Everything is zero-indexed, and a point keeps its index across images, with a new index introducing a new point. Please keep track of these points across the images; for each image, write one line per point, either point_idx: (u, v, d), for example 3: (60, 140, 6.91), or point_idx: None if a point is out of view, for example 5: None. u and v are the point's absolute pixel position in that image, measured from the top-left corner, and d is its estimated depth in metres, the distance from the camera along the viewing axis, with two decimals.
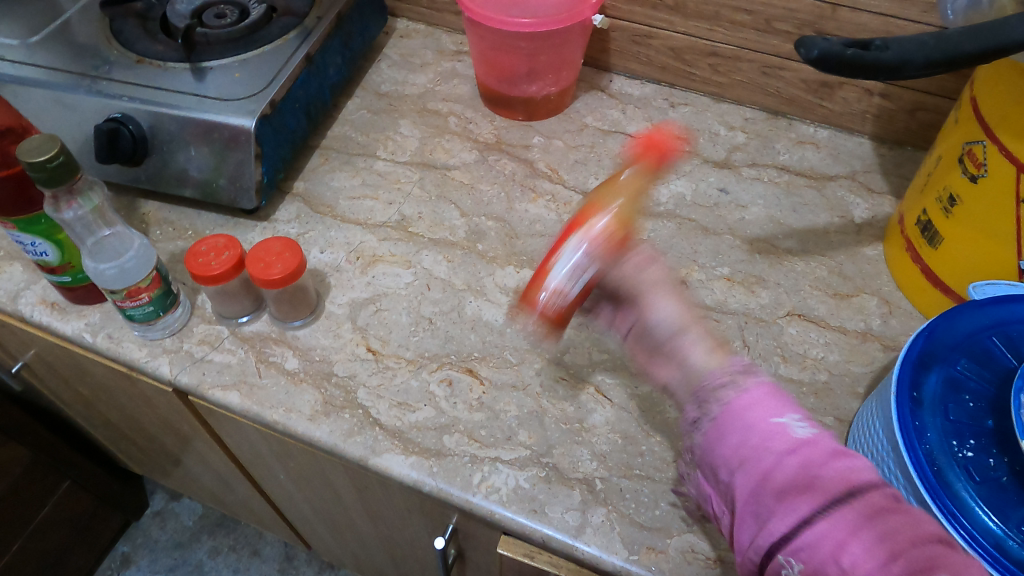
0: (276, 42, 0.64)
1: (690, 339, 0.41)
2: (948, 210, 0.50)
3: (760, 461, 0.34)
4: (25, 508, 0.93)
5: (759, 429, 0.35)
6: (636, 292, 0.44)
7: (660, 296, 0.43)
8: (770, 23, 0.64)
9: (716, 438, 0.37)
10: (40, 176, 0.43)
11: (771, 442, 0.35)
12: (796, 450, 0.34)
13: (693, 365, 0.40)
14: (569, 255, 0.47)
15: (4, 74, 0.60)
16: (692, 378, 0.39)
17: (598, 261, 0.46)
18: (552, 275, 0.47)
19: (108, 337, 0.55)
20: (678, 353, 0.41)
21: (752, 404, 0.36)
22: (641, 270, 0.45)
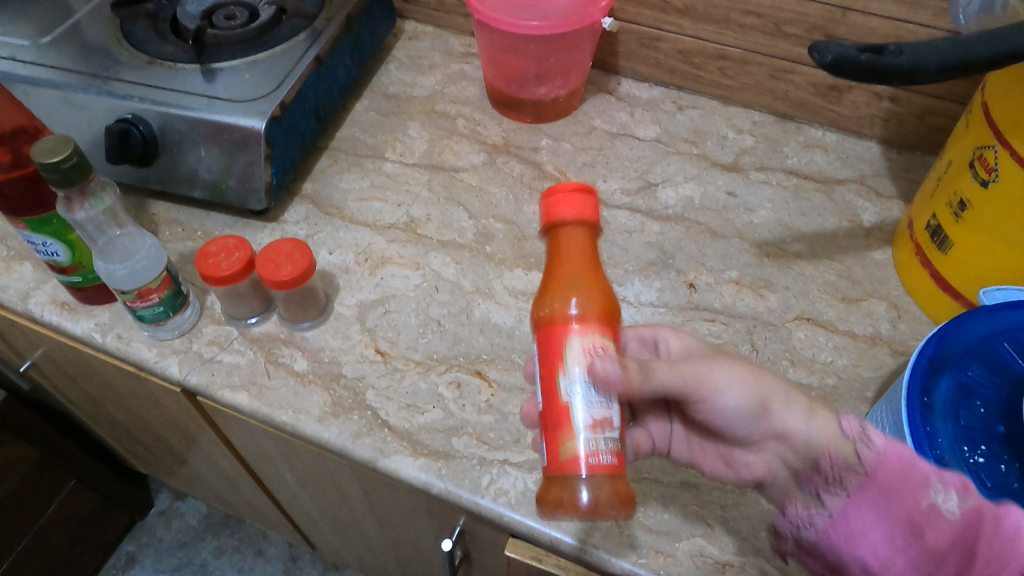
0: (286, 44, 0.64)
1: (775, 408, 0.40)
2: (958, 215, 0.50)
3: (907, 550, 0.34)
4: (30, 507, 0.93)
5: (895, 513, 0.35)
6: (692, 385, 0.39)
7: (720, 365, 0.40)
8: (780, 27, 0.64)
9: (845, 531, 0.36)
10: (53, 176, 0.43)
11: (915, 529, 0.34)
12: (942, 530, 0.33)
13: (793, 431, 0.39)
14: (577, 369, 0.37)
15: (15, 74, 0.60)
16: (799, 445, 0.39)
17: (627, 377, 0.37)
18: (580, 414, 0.37)
19: (118, 337, 0.55)
20: (770, 431, 0.40)
21: (897, 467, 0.35)
22: (679, 372, 0.39)
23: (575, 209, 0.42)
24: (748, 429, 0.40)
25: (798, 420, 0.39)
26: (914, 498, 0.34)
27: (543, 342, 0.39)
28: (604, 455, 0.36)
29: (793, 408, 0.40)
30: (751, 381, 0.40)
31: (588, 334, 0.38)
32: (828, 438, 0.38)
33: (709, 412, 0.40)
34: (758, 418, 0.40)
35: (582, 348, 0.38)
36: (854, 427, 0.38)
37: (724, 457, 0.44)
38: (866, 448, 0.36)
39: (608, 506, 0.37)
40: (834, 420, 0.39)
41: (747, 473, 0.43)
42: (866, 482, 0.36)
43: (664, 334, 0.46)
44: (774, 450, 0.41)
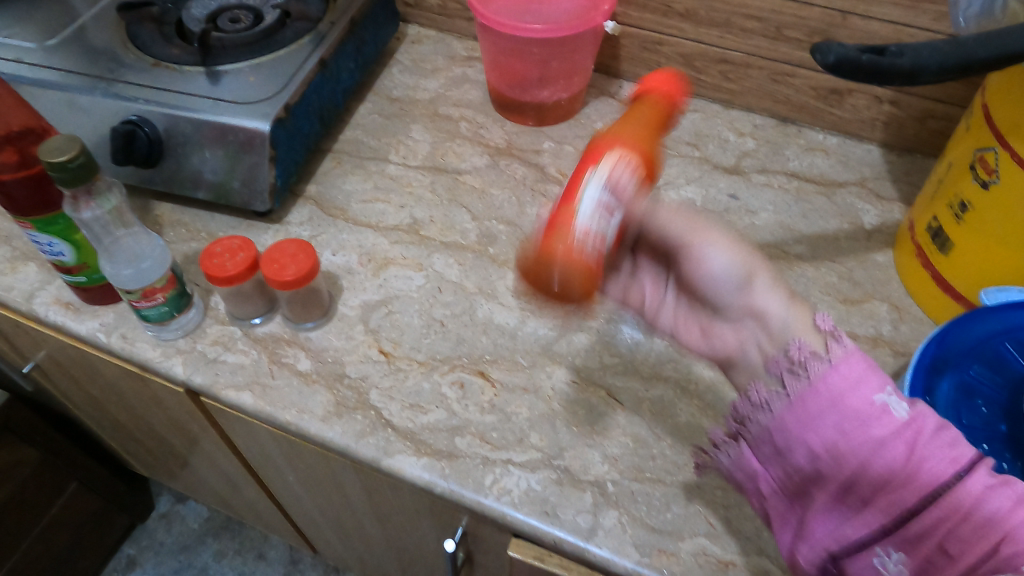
0: (290, 47, 0.65)
1: (757, 284, 0.36)
2: (959, 216, 0.51)
3: (857, 449, 0.32)
4: (31, 508, 0.93)
5: (846, 412, 0.32)
6: (681, 242, 0.37)
7: (705, 228, 0.37)
8: (781, 30, 0.65)
9: (795, 420, 0.34)
10: (61, 176, 0.43)
11: (866, 425, 0.32)
12: (887, 436, 0.32)
13: (772, 314, 0.35)
14: (594, 189, 0.38)
15: (21, 76, 0.60)
16: (775, 330, 0.35)
17: (632, 194, 0.39)
18: (585, 206, 0.37)
19: (122, 337, 0.55)
20: (749, 309, 0.36)
21: (847, 378, 0.33)
22: (673, 217, 0.38)
23: (659, 79, 0.46)
24: (730, 301, 0.37)
25: (779, 306, 0.35)
26: (867, 395, 0.32)
27: (585, 161, 0.40)
28: (600, 244, 0.37)
29: (773, 296, 0.36)
30: (742, 250, 0.36)
31: (614, 163, 0.39)
32: (800, 329, 0.35)
33: (695, 266, 0.37)
34: (739, 289, 0.36)
35: (608, 169, 0.39)
36: (826, 324, 0.35)
37: (702, 325, 0.40)
38: (836, 343, 0.34)
39: (578, 287, 0.37)
40: (806, 316, 0.36)
41: (728, 347, 0.38)
42: (827, 374, 0.33)
43: (660, 211, 0.39)
44: (751, 331, 0.37)
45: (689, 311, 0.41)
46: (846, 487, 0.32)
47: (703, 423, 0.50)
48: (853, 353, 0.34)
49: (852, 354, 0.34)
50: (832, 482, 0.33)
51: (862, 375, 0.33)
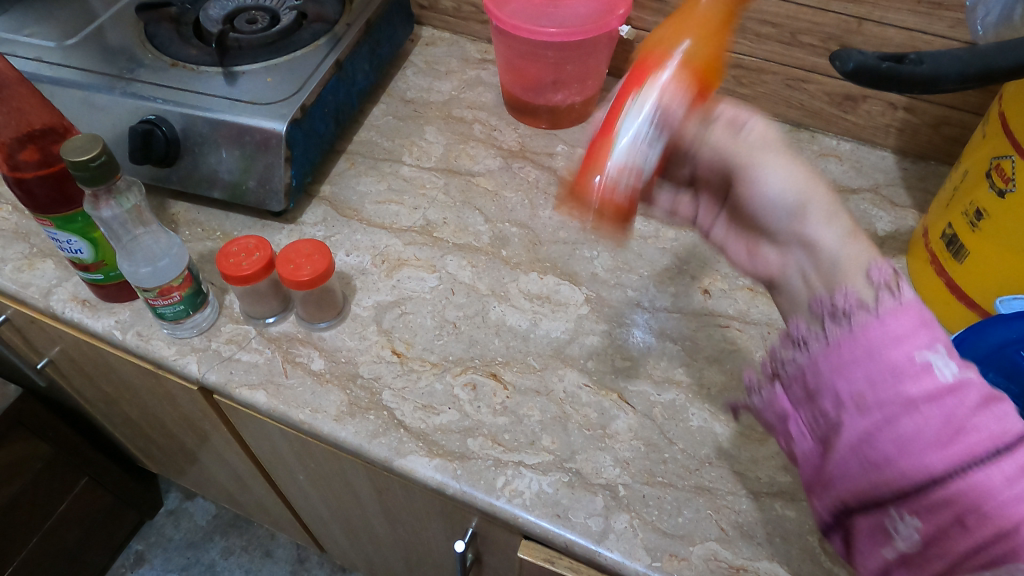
0: (307, 48, 0.65)
1: (806, 217, 0.33)
2: (975, 224, 0.50)
3: (882, 399, 0.29)
4: (42, 502, 0.94)
5: (880, 367, 0.29)
6: (733, 168, 0.36)
7: (751, 168, 0.35)
8: (796, 36, 0.65)
9: (827, 366, 0.31)
10: (82, 174, 0.44)
11: (897, 382, 0.29)
12: (925, 387, 0.28)
13: (823, 246, 0.33)
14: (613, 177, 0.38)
15: (42, 75, 0.61)
16: (824, 263, 0.33)
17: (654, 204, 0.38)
18: (596, 232, 0.40)
19: (138, 334, 0.56)
20: (796, 236, 0.34)
21: (898, 330, 0.30)
22: (734, 150, 0.36)
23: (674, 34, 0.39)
24: (781, 224, 0.34)
25: (833, 236, 0.33)
26: (908, 351, 0.29)
27: (632, 81, 0.40)
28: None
29: (832, 227, 0.33)
30: (796, 179, 0.34)
31: (666, 93, 0.38)
32: (848, 278, 0.32)
33: (748, 194, 0.35)
34: (793, 219, 0.34)
35: (659, 87, 0.38)
36: (883, 275, 0.31)
37: (746, 245, 0.38)
38: (888, 295, 0.31)
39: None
40: (861, 261, 0.32)
41: (775, 267, 0.36)
42: (869, 325, 0.30)
43: (737, 119, 0.36)
44: (796, 258, 0.35)
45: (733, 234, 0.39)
46: (870, 442, 0.29)
47: (715, 429, 0.50)
48: (911, 304, 0.30)
49: (908, 305, 0.30)
50: (848, 434, 0.30)
51: (913, 325, 0.30)
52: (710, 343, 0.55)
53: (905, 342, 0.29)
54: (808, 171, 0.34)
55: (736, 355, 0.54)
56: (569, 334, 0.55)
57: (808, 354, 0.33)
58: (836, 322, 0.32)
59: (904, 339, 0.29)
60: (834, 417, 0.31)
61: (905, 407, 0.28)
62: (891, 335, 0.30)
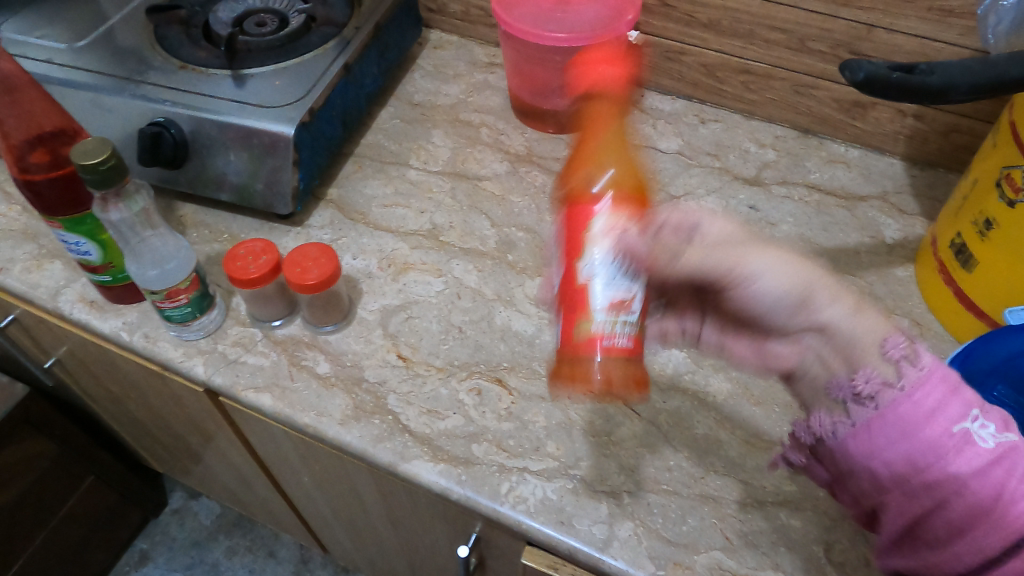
0: (315, 51, 0.65)
1: (815, 303, 0.35)
2: (984, 233, 0.50)
3: (929, 483, 0.32)
4: (47, 500, 0.94)
5: (919, 445, 0.32)
6: (721, 276, 0.36)
7: (749, 247, 0.36)
8: (805, 42, 0.65)
9: (863, 449, 0.34)
10: (91, 178, 0.44)
11: (937, 463, 0.32)
12: (969, 464, 0.31)
13: (836, 325, 0.35)
14: (601, 258, 0.38)
15: (52, 76, 0.62)
16: (840, 342, 0.35)
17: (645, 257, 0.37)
18: (598, 295, 0.37)
19: (145, 336, 0.56)
20: (812, 323, 0.36)
21: (930, 404, 0.33)
22: (713, 255, 0.36)
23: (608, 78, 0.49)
24: (791, 320, 0.37)
25: (842, 312, 0.35)
26: (942, 427, 0.32)
27: (584, 157, 0.48)
28: (620, 338, 0.37)
29: (835, 304, 0.35)
30: (794, 270, 0.35)
31: (614, 219, 0.38)
32: (869, 359, 0.34)
33: (745, 292, 0.37)
34: (798, 306, 0.36)
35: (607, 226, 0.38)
36: (899, 346, 0.34)
37: (758, 344, 0.41)
38: (910, 367, 0.33)
39: (624, 387, 0.37)
40: (879, 334, 0.35)
41: (766, 348, 0.40)
42: (898, 402, 0.33)
43: (703, 218, 0.37)
44: (810, 343, 0.37)
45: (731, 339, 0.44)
46: (920, 522, 0.33)
47: (721, 437, 0.50)
48: (932, 368, 0.33)
49: (926, 373, 0.33)
50: (899, 515, 0.34)
51: (945, 401, 0.33)
52: None
53: (938, 418, 0.32)
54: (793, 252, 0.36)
55: None
56: None
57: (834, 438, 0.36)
58: (868, 401, 0.34)
59: (936, 415, 0.32)
60: (881, 494, 0.34)
61: (957, 487, 0.32)
62: (931, 415, 0.32)
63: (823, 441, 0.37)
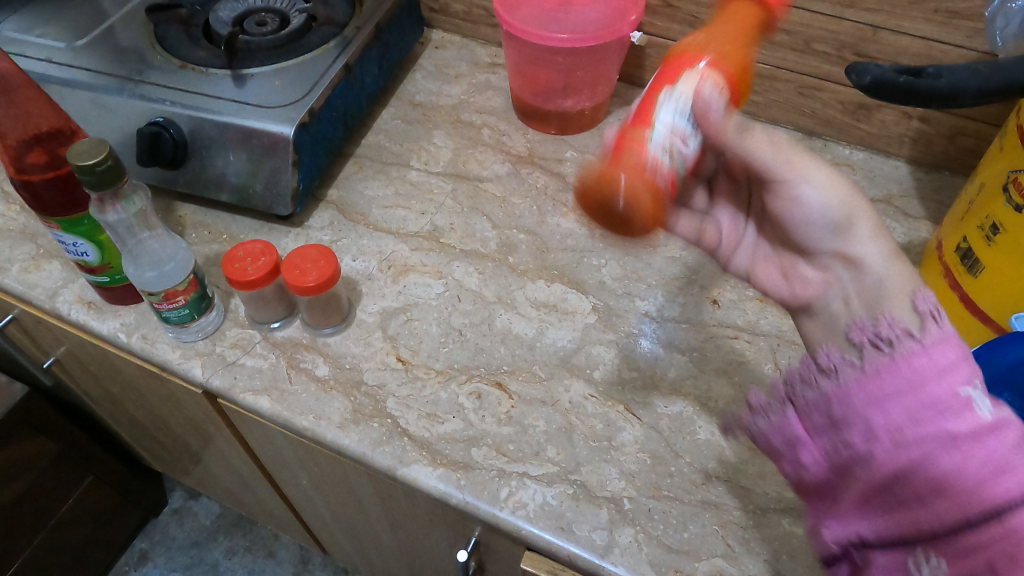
0: (316, 51, 0.65)
1: (853, 227, 0.40)
2: (990, 238, 0.49)
3: (922, 428, 0.31)
4: (46, 500, 0.94)
5: (923, 397, 0.31)
6: (782, 166, 0.41)
7: (805, 163, 0.41)
8: (810, 44, 0.64)
9: (867, 394, 0.33)
10: (88, 178, 0.43)
11: (940, 418, 0.31)
12: (968, 423, 0.30)
13: (868, 258, 0.39)
14: (671, 113, 0.40)
15: (51, 76, 0.61)
16: (869, 277, 0.39)
17: (722, 115, 0.40)
18: (659, 132, 0.40)
19: (143, 337, 0.56)
20: (849, 255, 0.40)
21: (941, 364, 0.32)
22: (778, 145, 0.41)
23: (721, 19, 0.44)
24: (825, 241, 0.41)
25: (875, 253, 0.39)
26: (951, 387, 0.31)
27: (664, 77, 0.42)
28: (665, 160, 0.40)
29: (871, 242, 0.40)
30: (837, 183, 0.40)
31: (695, 91, 0.41)
32: (894, 305, 0.37)
33: (790, 201, 0.41)
34: (834, 227, 0.40)
35: (695, 81, 0.41)
36: (928, 304, 0.36)
37: (783, 267, 0.46)
38: (933, 325, 0.34)
39: (643, 199, 0.39)
40: (907, 291, 0.37)
41: (757, 275, 0.48)
42: (915, 355, 0.33)
43: (759, 129, 0.41)
44: (839, 277, 0.41)
45: (766, 243, 0.48)
46: (902, 476, 0.31)
47: (723, 442, 0.49)
48: (949, 335, 0.34)
49: (947, 338, 0.33)
50: (877, 469, 0.32)
51: (956, 360, 0.32)
52: (718, 355, 0.54)
53: (949, 372, 0.32)
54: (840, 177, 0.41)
55: (744, 368, 0.53)
56: (576, 343, 0.55)
57: (842, 381, 0.35)
58: (902, 355, 0.33)
59: (941, 372, 0.32)
60: (870, 436, 0.32)
61: (949, 437, 0.30)
62: (942, 369, 0.32)
63: (818, 386, 0.36)
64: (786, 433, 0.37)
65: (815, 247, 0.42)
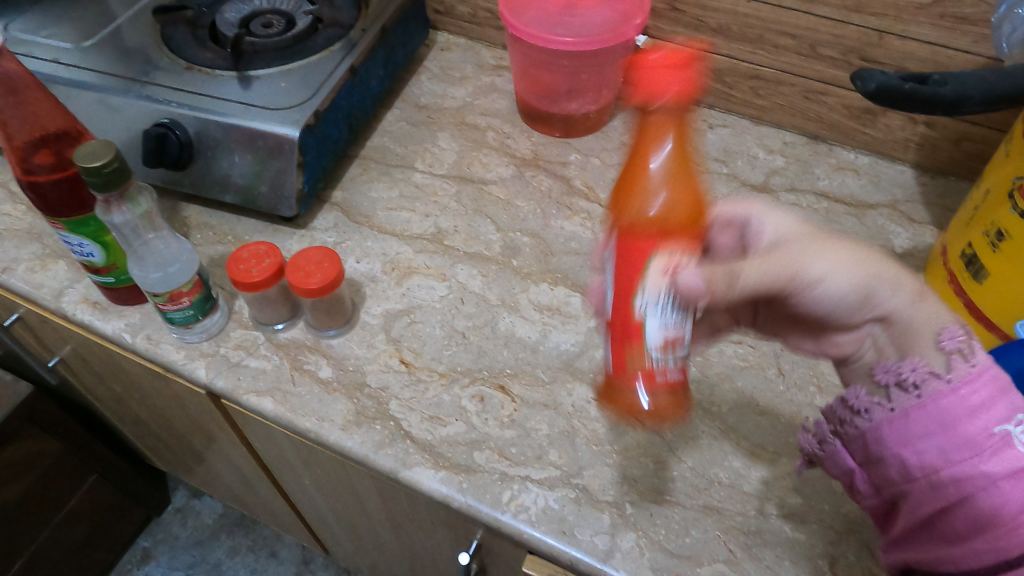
0: (322, 53, 0.65)
1: (877, 296, 0.39)
2: (996, 244, 0.49)
3: (958, 470, 0.33)
4: (51, 498, 0.94)
5: (956, 438, 0.34)
6: (788, 281, 0.39)
7: (818, 250, 0.40)
8: (815, 48, 0.64)
9: (897, 435, 0.36)
10: (94, 180, 0.44)
11: (973, 458, 0.33)
12: (997, 459, 0.33)
13: (897, 315, 0.39)
14: (654, 317, 0.39)
15: (58, 76, 0.61)
16: (902, 329, 0.39)
17: (712, 287, 0.37)
18: (652, 334, 0.39)
19: (147, 338, 0.56)
20: (875, 315, 0.40)
21: (970, 403, 0.34)
22: (768, 267, 0.39)
23: (667, 87, 0.39)
24: (852, 315, 0.41)
25: (904, 302, 0.39)
26: (983, 425, 0.33)
27: (623, 267, 0.41)
28: (671, 371, 0.40)
29: (901, 293, 0.39)
30: (858, 266, 0.39)
31: (663, 262, 0.39)
32: (921, 350, 0.37)
33: (809, 298, 0.40)
34: (863, 301, 0.39)
35: (661, 267, 0.39)
36: (955, 340, 0.36)
37: (814, 335, 0.45)
38: (961, 362, 0.35)
39: (667, 413, 0.41)
40: (933, 326, 0.38)
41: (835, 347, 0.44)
42: (943, 396, 0.35)
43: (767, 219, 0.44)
44: (869, 332, 0.41)
45: (795, 336, 0.47)
46: (940, 513, 0.34)
47: (726, 447, 0.49)
48: (988, 368, 0.35)
49: (982, 368, 0.35)
50: (921, 506, 0.35)
51: (989, 397, 0.34)
52: (721, 360, 0.54)
53: (981, 406, 0.34)
54: (862, 248, 0.40)
55: (747, 373, 0.53)
56: (579, 347, 0.55)
57: (872, 421, 0.37)
58: (931, 395, 0.35)
59: (974, 414, 0.34)
60: (909, 477, 0.35)
61: (987, 478, 0.33)
62: (976, 407, 0.34)
63: (851, 433, 0.39)
64: (840, 463, 0.40)
65: (846, 322, 0.41)
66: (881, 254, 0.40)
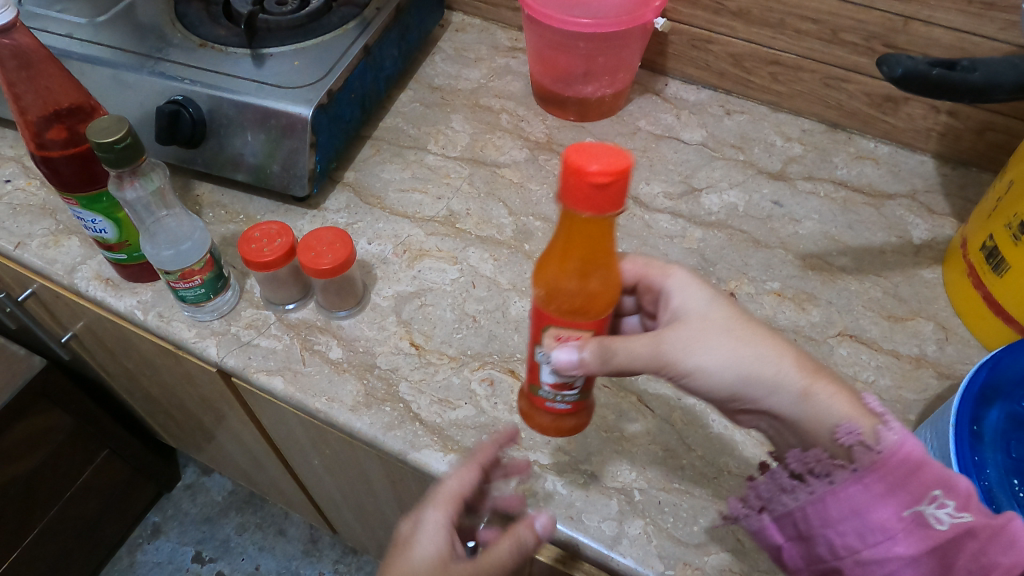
0: (336, 32, 0.64)
1: (752, 395, 0.40)
2: (1018, 237, 0.48)
3: (881, 548, 0.37)
4: (63, 472, 0.96)
5: (874, 522, 0.37)
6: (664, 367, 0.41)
7: (703, 346, 0.40)
8: (837, 33, 0.62)
9: (821, 517, 0.39)
10: (107, 156, 0.43)
11: (891, 540, 0.37)
12: (916, 534, 0.36)
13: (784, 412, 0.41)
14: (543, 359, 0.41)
15: (73, 52, 0.61)
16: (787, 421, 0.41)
17: (581, 367, 0.39)
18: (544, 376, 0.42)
19: (159, 315, 0.56)
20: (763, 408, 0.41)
21: (885, 486, 0.37)
22: (644, 357, 0.40)
23: (573, 196, 0.32)
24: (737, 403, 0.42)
25: (792, 407, 0.40)
26: (896, 508, 0.37)
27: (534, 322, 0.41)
28: (560, 403, 0.45)
29: (788, 399, 0.40)
30: (738, 365, 0.40)
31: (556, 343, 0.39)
32: (822, 440, 0.40)
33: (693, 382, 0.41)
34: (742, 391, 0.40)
35: (556, 335, 0.39)
36: (851, 436, 0.39)
37: None
38: (863, 453, 0.38)
39: (556, 432, 0.48)
40: (831, 421, 0.39)
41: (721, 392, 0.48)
42: (856, 481, 0.38)
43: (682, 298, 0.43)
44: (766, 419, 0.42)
45: None
46: None
47: (736, 436, 0.49)
48: (894, 451, 0.38)
49: (886, 458, 0.37)
50: None
51: (900, 477, 0.37)
52: None
53: (895, 490, 0.37)
54: (750, 342, 0.40)
55: None
56: None
57: (799, 503, 0.40)
58: (845, 478, 0.38)
59: (887, 497, 0.37)
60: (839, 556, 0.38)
61: (908, 553, 0.36)
62: (887, 489, 0.37)
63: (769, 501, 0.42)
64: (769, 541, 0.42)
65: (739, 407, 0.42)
66: (775, 356, 0.40)
